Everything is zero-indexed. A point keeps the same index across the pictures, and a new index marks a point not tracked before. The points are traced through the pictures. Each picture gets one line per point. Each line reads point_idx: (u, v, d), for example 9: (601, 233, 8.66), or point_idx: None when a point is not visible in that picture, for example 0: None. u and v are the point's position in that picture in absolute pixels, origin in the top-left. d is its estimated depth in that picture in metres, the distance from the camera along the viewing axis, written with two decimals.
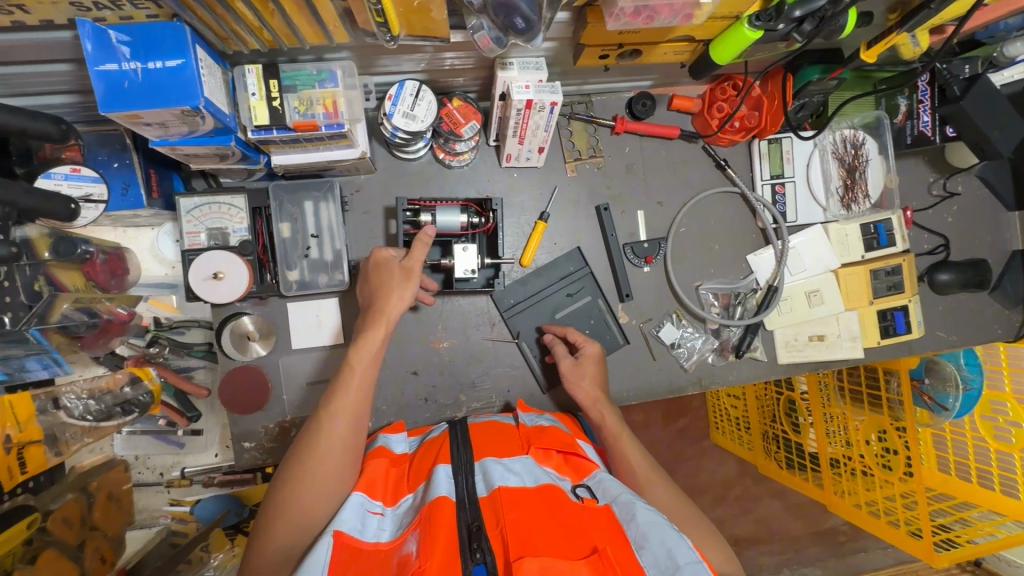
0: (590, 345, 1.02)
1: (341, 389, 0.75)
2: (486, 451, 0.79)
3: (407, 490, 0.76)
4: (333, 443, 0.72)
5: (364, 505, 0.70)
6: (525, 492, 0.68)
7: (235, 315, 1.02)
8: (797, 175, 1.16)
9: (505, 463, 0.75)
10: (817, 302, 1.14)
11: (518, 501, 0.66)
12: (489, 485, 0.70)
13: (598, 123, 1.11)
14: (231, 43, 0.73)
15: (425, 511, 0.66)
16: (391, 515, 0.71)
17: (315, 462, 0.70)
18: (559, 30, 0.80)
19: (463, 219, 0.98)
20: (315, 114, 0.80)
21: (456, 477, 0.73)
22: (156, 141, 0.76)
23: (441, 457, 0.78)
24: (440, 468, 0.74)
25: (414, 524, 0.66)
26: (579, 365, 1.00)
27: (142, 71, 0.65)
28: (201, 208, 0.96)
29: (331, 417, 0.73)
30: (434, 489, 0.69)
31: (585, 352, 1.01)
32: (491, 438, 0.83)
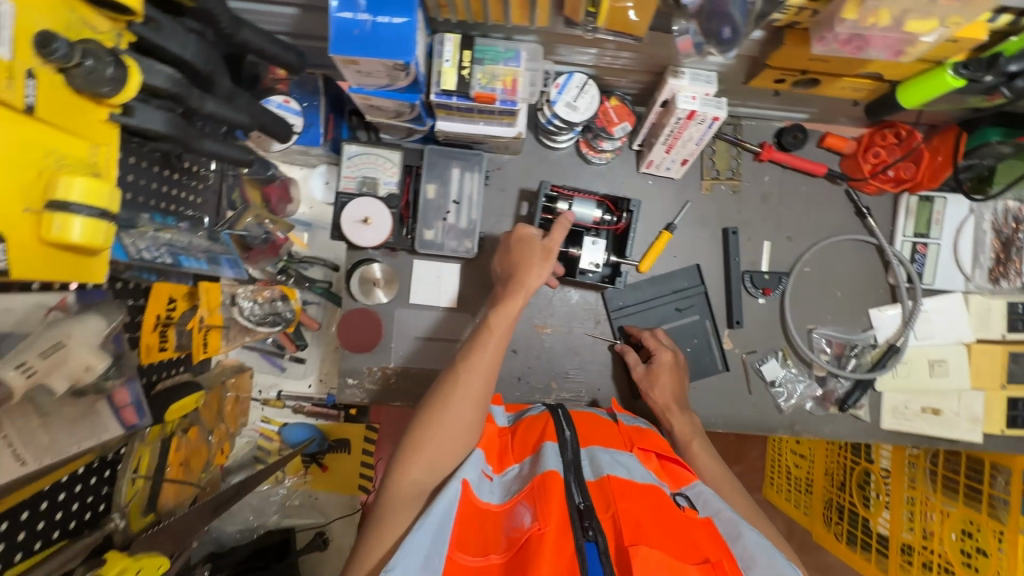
0: (666, 353, 1.02)
1: (477, 347, 0.78)
2: (590, 439, 0.82)
3: (513, 460, 0.80)
4: (465, 398, 0.75)
5: (481, 465, 0.75)
6: (633, 486, 0.69)
7: (366, 260, 1.09)
8: (944, 238, 1.10)
9: (611, 453, 0.77)
10: (939, 373, 1.09)
11: (627, 493, 0.67)
12: (597, 471, 0.72)
13: (744, 147, 1.10)
14: (443, 11, 0.79)
15: (534, 482, 0.69)
16: (500, 480, 0.76)
17: (447, 412, 0.74)
18: (749, 47, 0.80)
19: (597, 214, 1.01)
20: (495, 88, 0.86)
21: (563, 453, 0.74)
22: (356, 88, 0.83)
23: (546, 434, 0.79)
24: (547, 444, 0.76)
25: (524, 493, 0.69)
26: (650, 372, 1.02)
27: (371, 23, 0.71)
28: (359, 157, 1.04)
29: (466, 371, 0.76)
30: (543, 462, 0.72)
31: (657, 361, 1.03)
32: (592, 428, 0.85)
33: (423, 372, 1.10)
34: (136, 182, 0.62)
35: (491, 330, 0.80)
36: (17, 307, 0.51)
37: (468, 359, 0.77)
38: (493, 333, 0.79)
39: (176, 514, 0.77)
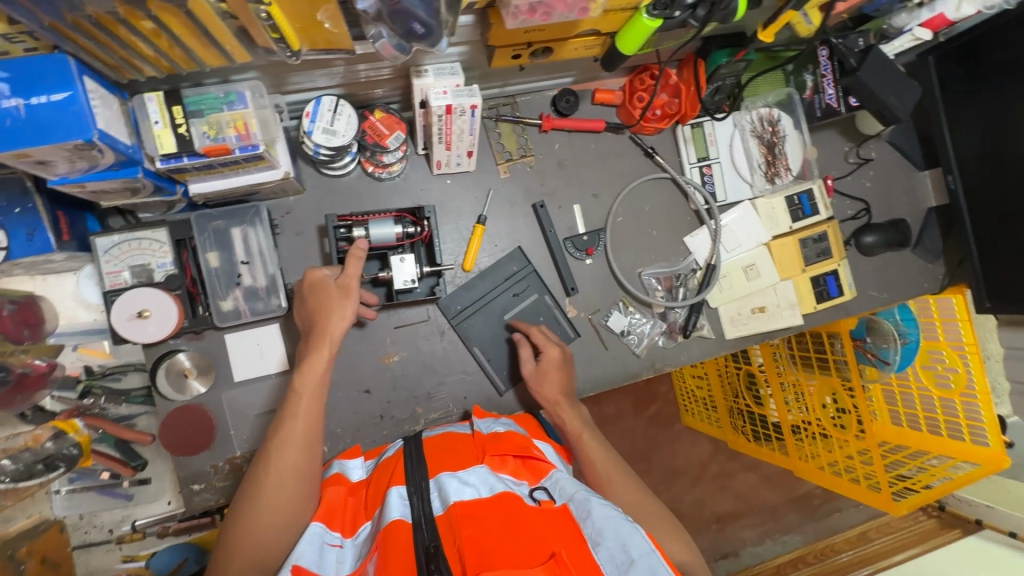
0: (553, 350, 1.03)
1: (288, 418, 0.73)
2: (441, 466, 0.77)
3: (365, 517, 0.73)
4: (282, 476, 0.69)
5: (322, 537, 0.67)
6: (481, 504, 0.67)
7: (170, 352, 0.98)
8: (722, 156, 1.21)
9: (460, 475, 0.73)
10: (754, 275, 1.19)
11: (473, 516, 0.64)
12: (444, 501, 0.68)
13: (525, 123, 1.12)
14: (125, 71, 0.70)
15: (380, 536, 0.65)
16: (351, 545, 0.68)
17: (263, 497, 0.68)
18: (466, 33, 0.80)
19: (397, 230, 0.97)
20: (227, 137, 0.78)
21: (410, 497, 0.70)
22: (56, 180, 0.73)
23: (395, 478, 0.75)
24: (394, 490, 0.72)
25: (373, 550, 0.65)
26: (543, 368, 1.02)
27: (24, 108, 0.61)
28: (119, 247, 0.93)
29: (280, 448, 0.71)
30: (387, 512, 0.67)
31: (546, 356, 1.03)
32: (444, 451, 0.81)
33: None
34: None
35: (301, 393, 0.75)
36: None
37: (279, 434, 0.72)
38: (303, 397, 0.74)
39: None
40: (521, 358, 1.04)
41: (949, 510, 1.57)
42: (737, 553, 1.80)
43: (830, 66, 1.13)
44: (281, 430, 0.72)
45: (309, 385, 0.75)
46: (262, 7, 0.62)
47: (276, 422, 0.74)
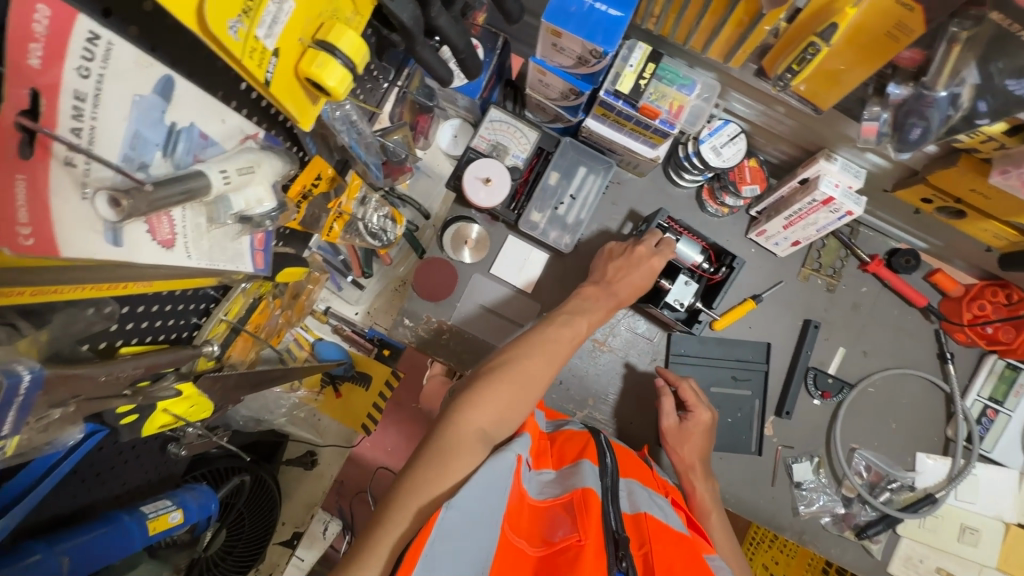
0: (701, 412, 0.99)
1: (556, 334, 0.85)
2: (627, 474, 0.81)
3: (549, 464, 0.81)
4: (538, 370, 0.79)
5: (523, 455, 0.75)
6: (669, 532, 0.68)
7: (466, 218, 1.12)
8: (1016, 412, 1.09)
9: (648, 492, 0.77)
10: (968, 540, 1.06)
11: (662, 537, 0.67)
12: (633, 507, 0.72)
13: (855, 252, 1.11)
14: (649, 22, 0.84)
15: (573, 494, 0.68)
16: (535, 479, 0.76)
17: (523, 374, 0.77)
18: (916, 158, 0.82)
19: (697, 259, 1.02)
20: (661, 106, 0.88)
21: (603, 477, 0.74)
22: (538, 58, 0.88)
23: (586, 453, 0.79)
24: (586, 463, 0.76)
25: (560, 501, 0.69)
26: (683, 427, 0.99)
27: (590, 6, 0.75)
28: (502, 124, 1.07)
29: (541, 349, 0.82)
30: (582, 478, 0.71)
31: (694, 418, 0.99)
32: (629, 463, 0.85)
33: (476, 340, 1.12)
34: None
35: (571, 325, 0.88)
36: (229, 121, 0.51)
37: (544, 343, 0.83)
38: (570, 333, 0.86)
39: (237, 370, 0.73)
40: (661, 409, 1.00)
41: None
42: None
43: None
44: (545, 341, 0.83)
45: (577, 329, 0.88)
46: (815, 46, 0.66)
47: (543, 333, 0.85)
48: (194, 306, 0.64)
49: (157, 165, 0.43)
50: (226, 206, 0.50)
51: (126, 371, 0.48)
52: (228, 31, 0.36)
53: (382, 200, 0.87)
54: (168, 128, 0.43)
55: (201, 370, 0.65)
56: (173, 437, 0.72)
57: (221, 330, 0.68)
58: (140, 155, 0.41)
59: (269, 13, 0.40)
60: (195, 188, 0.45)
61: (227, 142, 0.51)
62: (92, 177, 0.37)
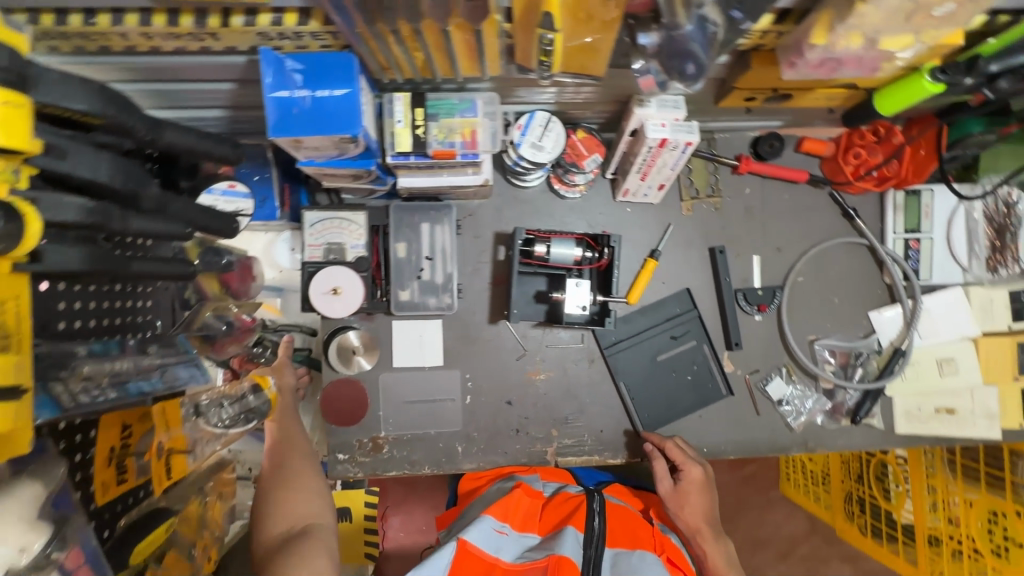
0: (695, 471, 0.97)
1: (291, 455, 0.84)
2: (616, 536, 0.84)
3: (534, 527, 0.88)
4: (302, 488, 0.79)
5: (493, 527, 0.83)
6: None
7: (343, 328, 1.03)
8: (936, 232, 1.07)
9: (637, 557, 0.80)
10: (949, 371, 1.05)
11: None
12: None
13: (721, 162, 1.06)
14: (388, 72, 0.74)
15: (547, 560, 0.78)
16: (517, 541, 0.85)
17: (291, 501, 0.78)
18: (714, 72, 0.77)
19: (577, 253, 0.96)
20: (453, 142, 0.80)
21: (586, 548, 0.80)
22: (305, 160, 0.78)
23: (573, 520, 0.85)
24: (571, 530, 0.82)
25: (536, 564, 0.79)
26: (680, 488, 0.97)
27: (311, 99, 0.66)
28: (324, 222, 0.98)
29: (288, 482, 0.80)
30: (561, 545, 0.80)
31: (687, 478, 0.97)
32: (622, 520, 0.87)
33: (417, 435, 1.05)
34: (75, 308, 0.55)
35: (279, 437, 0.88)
36: None
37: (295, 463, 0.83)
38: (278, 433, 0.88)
39: None
40: (655, 474, 0.98)
41: None
42: None
43: None
44: (292, 463, 0.83)
45: (284, 422, 0.90)
46: (546, 36, 0.60)
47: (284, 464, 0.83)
48: None
49: None
50: None
51: None
52: None
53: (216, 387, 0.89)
54: None
55: None
56: None
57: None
58: None
59: None
60: None
61: None
62: None
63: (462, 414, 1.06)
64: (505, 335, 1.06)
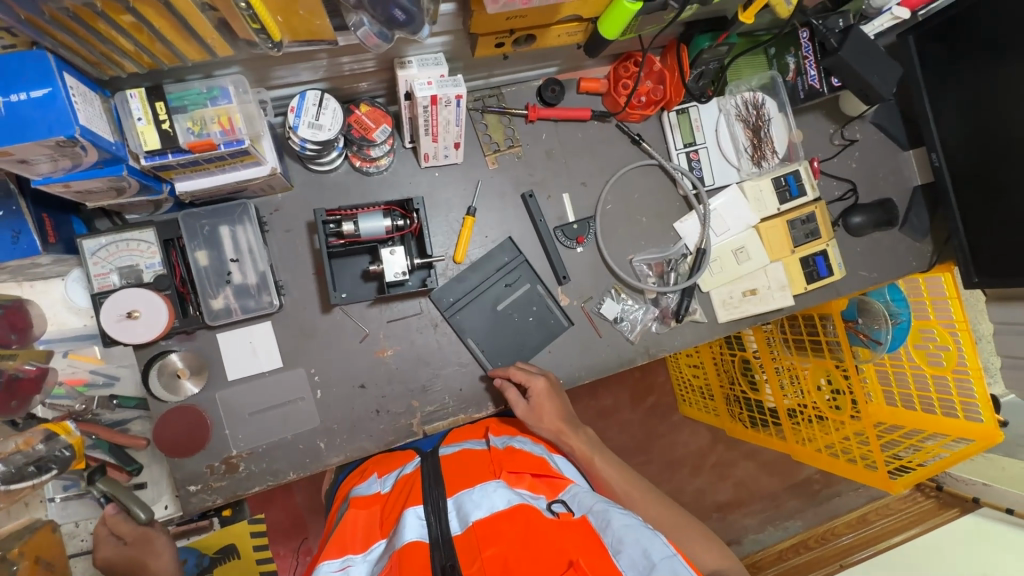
0: (538, 383, 1.02)
1: None
2: (455, 484, 0.80)
3: (378, 535, 0.79)
4: None
5: (334, 564, 0.72)
6: (500, 520, 0.70)
7: (162, 353, 0.97)
8: (708, 141, 1.21)
9: (477, 491, 0.76)
10: (744, 258, 1.20)
11: (493, 535, 0.68)
12: (462, 522, 0.72)
13: (512, 113, 1.13)
14: (107, 68, 0.70)
15: (394, 558, 0.69)
16: (363, 560, 0.75)
17: None
18: (447, 22, 0.81)
19: (387, 223, 0.97)
20: (211, 133, 0.78)
21: (427, 519, 0.74)
22: (40, 179, 0.72)
23: (411, 499, 0.79)
24: (409, 512, 0.75)
25: (385, 571, 0.69)
26: (533, 405, 1.02)
27: (5, 105, 0.62)
28: (108, 248, 0.91)
29: None
30: (404, 533, 0.72)
31: (534, 391, 1.02)
32: (459, 469, 0.85)
33: (273, 444, 1.01)
34: None
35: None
36: None
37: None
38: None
39: None
40: (509, 402, 1.03)
41: (944, 489, 1.68)
42: (738, 541, 1.85)
43: (811, 47, 1.13)
44: None
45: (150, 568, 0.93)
46: None
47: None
48: None
49: None
50: None
51: None
52: None
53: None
54: None
55: None
56: None
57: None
58: None
59: None
60: None
61: None
62: None
63: (316, 410, 1.03)
64: (342, 321, 1.05)
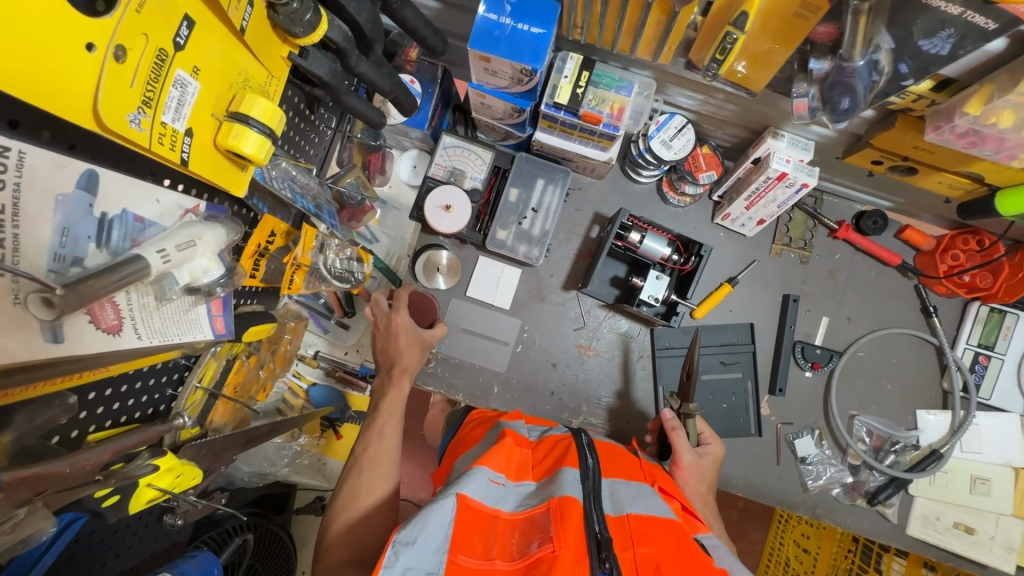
0: (714, 444, 0.99)
1: (386, 416, 0.89)
2: (611, 469, 0.83)
3: (529, 475, 0.81)
4: (375, 474, 0.82)
5: (489, 475, 0.75)
6: (657, 526, 0.70)
7: (435, 246, 1.13)
8: (1008, 355, 1.08)
9: (633, 487, 0.78)
10: (980, 490, 1.06)
11: (648, 534, 0.68)
12: (617, 507, 0.73)
13: (822, 221, 1.12)
14: (575, 31, 0.84)
15: (553, 503, 0.70)
16: (515, 489, 0.77)
17: (363, 474, 0.81)
18: (856, 124, 0.83)
19: (666, 252, 1.03)
20: (602, 111, 0.90)
21: (584, 481, 0.75)
22: (475, 84, 0.89)
23: (567, 459, 0.81)
24: (567, 470, 0.77)
25: (540, 511, 0.70)
26: (702, 460, 0.97)
27: (512, 28, 0.77)
28: (456, 149, 1.09)
29: (373, 464, 0.83)
30: (562, 486, 0.72)
31: (709, 449, 0.99)
32: (613, 457, 0.87)
33: (462, 363, 1.13)
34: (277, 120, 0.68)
35: (385, 409, 0.91)
36: (164, 200, 0.52)
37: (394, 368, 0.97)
38: (390, 332, 0.99)
39: (222, 432, 0.75)
40: (676, 448, 0.95)
41: None
42: None
43: None
44: (385, 452, 0.85)
45: (399, 376, 0.95)
46: (732, 35, 0.68)
47: (376, 391, 0.95)
48: (166, 378, 0.66)
49: (92, 257, 0.45)
50: (172, 281, 0.51)
51: (92, 460, 0.49)
52: (129, 124, 0.40)
53: (343, 242, 0.89)
54: (98, 219, 0.45)
55: (183, 441, 0.68)
56: (168, 508, 0.74)
57: (214, 368, 0.73)
58: (72, 251, 0.42)
59: (173, 98, 0.43)
60: (132, 271, 0.46)
61: (165, 220, 0.53)
62: (21, 283, 0.38)
63: (508, 360, 1.13)
64: (571, 304, 1.13)
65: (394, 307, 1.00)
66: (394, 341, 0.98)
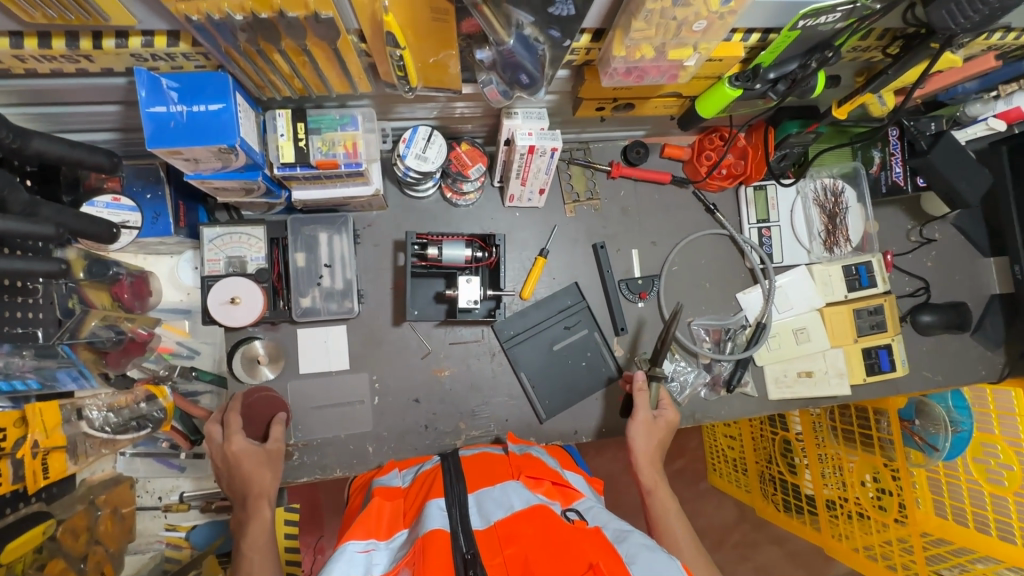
0: (670, 410, 1.04)
1: (250, 557, 0.81)
2: (477, 481, 0.83)
3: (402, 525, 0.79)
4: None
5: (356, 546, 0.71)
6: (521, 521, 0.71)
7: (247, 338, 1.06)
8: (781, 220, 1.24)
9: (496, 491, 0.79)
10: (803, 339, 1.21)
11: (513, 534, 0.69)
12: (484, 519, 0.74)
13: (596, 168, 1.19)
14: (267, 91, 0.81)
15: (417, 546, 0.68)
16: (386, 548, 0.74)
17: None
18: (560, 84, 0.89)
19: (468, 253, 1.05)
20: (336, 154, 0.88)
21: (449, 510, 0.74)
22: (192, 174, 0.83)
23: (433, 492, 0.81)
24: (431, 503, 0.76)
25: (406, 560, 0.68)
26: (658, 421, 1.02)
27: (187, 113, 0.73)
28: (223, 238, 1.01)
29: None
30: (427, 522, 0.71)
31: (663, 412, 1.03)
32: (482, 467, 0.87)
33: (326, 441, 1.08)
34: None
35: (251, 549, 0.82)
36: None
37: (247, 499, 0.89)
38: (230, 463, 0.91)
39: None
40: (636, 405, 1.02)
41: None
42: None
43: (899, 145, 1.17)
44: None
45: (253, 505, 0.87)
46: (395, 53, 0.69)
47: (237, 533, 0.86)
48: None
49: None
50: None
51: None
52: None
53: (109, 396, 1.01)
54: None
55: None
56: None
57: None
58: None
59: None
60: None
61: None
62: None
63: (370, 416, 1.09)
64: (409, 336, 1.12)
65: (227, 434, 0.93)
66: (237, 471, 0.90)
